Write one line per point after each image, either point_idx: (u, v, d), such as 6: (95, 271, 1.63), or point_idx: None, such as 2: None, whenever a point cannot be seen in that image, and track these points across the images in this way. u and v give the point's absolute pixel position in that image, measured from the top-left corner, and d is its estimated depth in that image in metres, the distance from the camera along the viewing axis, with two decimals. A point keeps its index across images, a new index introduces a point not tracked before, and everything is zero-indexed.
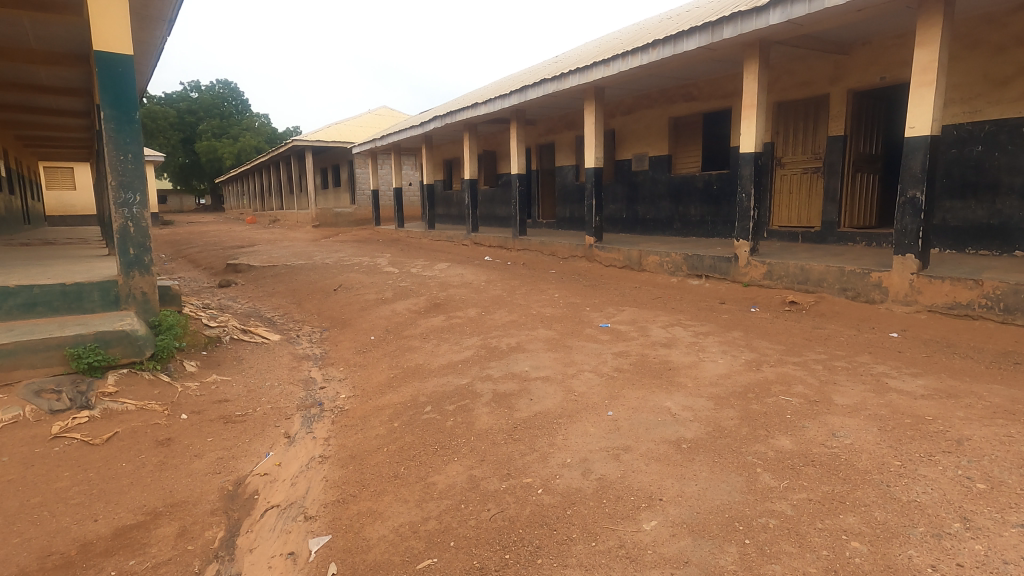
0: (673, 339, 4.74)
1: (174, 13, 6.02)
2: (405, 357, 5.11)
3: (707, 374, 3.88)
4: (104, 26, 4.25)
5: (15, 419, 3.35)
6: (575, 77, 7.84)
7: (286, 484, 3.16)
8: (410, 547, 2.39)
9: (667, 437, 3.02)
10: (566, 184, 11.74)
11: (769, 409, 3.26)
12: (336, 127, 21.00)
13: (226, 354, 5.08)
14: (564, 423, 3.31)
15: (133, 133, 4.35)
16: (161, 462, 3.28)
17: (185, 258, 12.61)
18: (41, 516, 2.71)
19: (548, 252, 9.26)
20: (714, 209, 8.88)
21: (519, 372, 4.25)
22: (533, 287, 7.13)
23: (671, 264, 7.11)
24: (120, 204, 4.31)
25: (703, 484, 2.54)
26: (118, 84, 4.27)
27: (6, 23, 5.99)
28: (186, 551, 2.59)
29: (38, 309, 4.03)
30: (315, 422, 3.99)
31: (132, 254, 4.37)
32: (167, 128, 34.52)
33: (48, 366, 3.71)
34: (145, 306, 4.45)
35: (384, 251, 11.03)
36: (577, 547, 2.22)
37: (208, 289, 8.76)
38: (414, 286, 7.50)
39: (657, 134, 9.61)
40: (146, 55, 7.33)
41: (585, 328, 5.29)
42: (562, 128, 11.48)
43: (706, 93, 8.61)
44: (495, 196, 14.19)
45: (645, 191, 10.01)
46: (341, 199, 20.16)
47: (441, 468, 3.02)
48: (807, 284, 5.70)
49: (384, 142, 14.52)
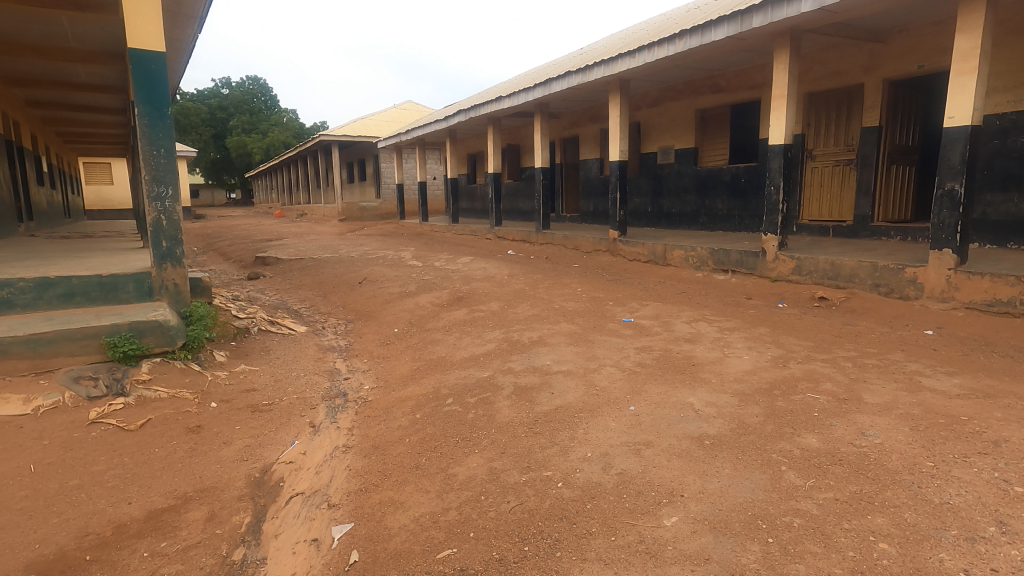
0: (698, 334, 4.68)
1: (206, 11, 6.16)
2: (427, 350, 5.15)
3: (732, 370, 3.82)
4: (138, 25, 4.36)
5: (55, 405, 3.49)
6: (600, 69, 7.75)
7: (311, 472, 3.22)
8: (430, 537, 2.41)
9: (690, 433, 2.98)
10: (591, 177, 11.64)
11: (796, 406, 3.19)
12: (363, 121, 21.24)
13: (255, 345, 5.20)
14: (585, 418, 3.30)
15: (165, 128, 4.47)
16: (191, 449, 3.37)
17: (216, 251, 12.92)
18: (79, 498, 2.82)
19: (572, 246, 9.23)
20: (741, 202, 8.72)
21: (541, 366, 4.25)
22: (556, 281, 7.11)
23: (696, 259, 7.00)
24: (153, 198, 4.44)
25: (726, 481, 2.50)
26: (150, 81, 4.38)
27: (45, 23, 6.20)
28: (215, 535, 2.66)
29: (77, 299, 4.16)
30: (339, 413, 4.06)
31: (165, 247, 4.50)
32: (199, 123, 35.51)
33: (85, 354, 3.83)
34: (177, 296, 4.59)
35: (408, 244, 11.13)
36: (596, 541, 2.21)
37: (238, 282, 8.96)
38: (437, 280, 7.56)
39: (683, 126, 9.45)
40: (178, 53, 7.51)
41: (609, 322, 5.25)
42: (586, 121, 11.38)
43: (733, 84, 8.43)
44: (519, 189, 14.15)
45: (670, 184, 9.87)
46: (366, 193, 20.42)
47: (461, 460, 3.04)
48: (838, 280, 5.55)
49: (409, 137, 14.60)
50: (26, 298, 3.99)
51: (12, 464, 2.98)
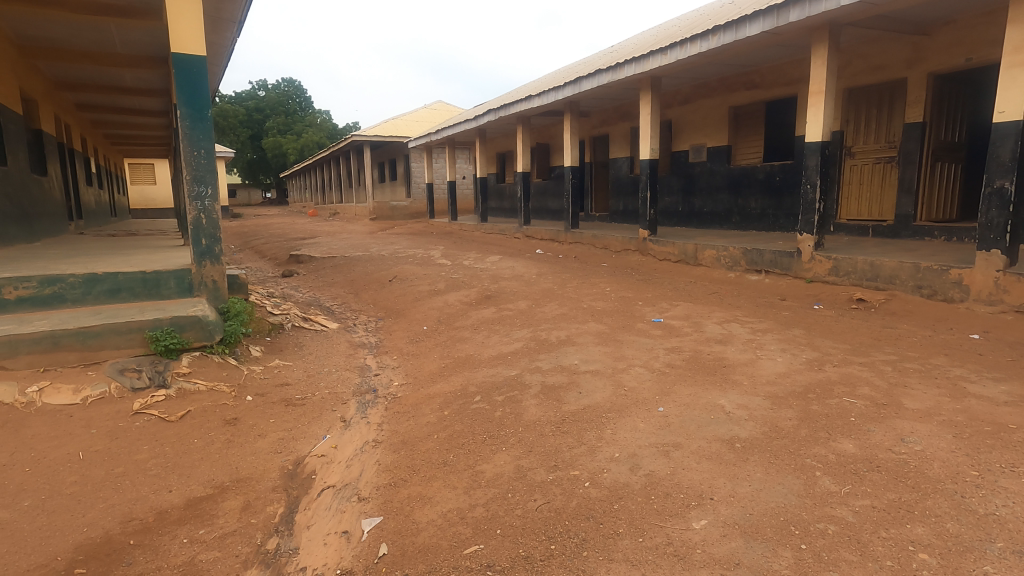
0: (729, 335, 4.59)
1: (245, 16, 6.34)
2: (455, 347, 5.20)
3: (764, 372, 3.74)
4: (180, 30, 4.52)
5: (101, 395, 3.64)
6: (630, 67, 7.67)
7: (342, 466, 3.29)
8: (458, 533, 2.44)
9: (720, 435, 2.93)
10: (620, 176, 11.54)
11: (832, 411, 3.10)
12: (394, 121, 21.52)
13: (289, 341, 5.33)
14: (613, 418, 3.27)
15: (205, 130, 4.62)
16: (228, 440, 3.48)
17: (252, 249, 13.28)
18: (123, 485, 2.94)
19: (601, 246, 9.15)
20: (775, 201, 8.52)
21: (568, 365, 4.24)
22: (585, 280, 7.09)
23: (729, 259, 6.87)
24: (193, 197, 4.59)
25: (757, 485, 2.45)
26: (192, 84, 4.53)
27: (94, 29, 6.47)
28: (250, 524, 2.75)
29: (122, 295, 4.34)
30: (370, 408, 4.13)
31: (204, 245, 4.65)
32: (237, 125, 36.57)
33: (130, 347, 3.98)
34: (216, 293, 4.74)
35: (438, 243, 11.24)
36: (623, 542, 2.20)
37: (273, 279, 9.20)
38: (465, 278, 7.61)
39: (717, 123, 9.28)
40: (218, 57, 7.75)
41: (638, 322, 5.20)
42: (616, 119, 11.30)
43: (769, 80, 8.23)
44: (548, 188, 14.13)
45: (702, 183, 9.72)
46: (397, 192, 20.69)
47: (489, 457, 3.06)
48: (877, 281, 5.37)
49: (439, 137, 14.73)
50: (76, 293, 4.18)
51: (63, 451, 3.13)
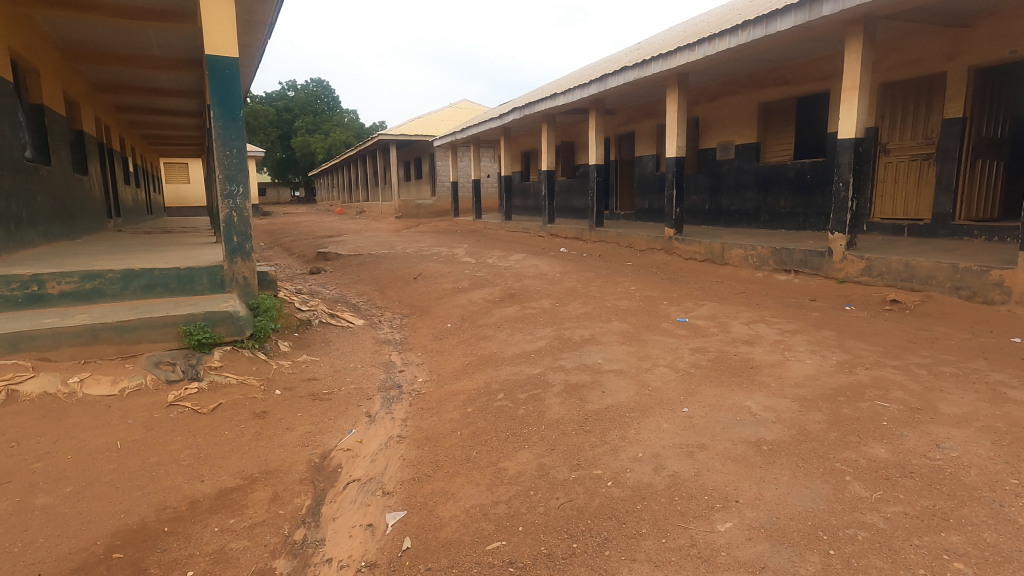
0: (756, 336, 4.51)
1: (276, 18, 6.47)
2: (479, 345, 5.23)
3: (793, 374, 3.67)
4: (214, 32, 4.64)
5: (138, 387, 3.76)
6: (657, 63, 7.59)
7: (367, 460, 3.34)
8: (480, 529, 2.46)
9: (746, 437, 2.89)
10: (646, 174, 11.44)
11: (863, 414, 3.03)
12: (420, 120, 21.70)
13: (316, 336, 5.43)
14: (637, 418, 3.26)
15: (238, 130, 4.73)
16: (257, 433, 3.57)
17: (280, 247, 13.55)
18: (158, 474, 3.04)
19: (626, 245, 9.08)
20: (806, 199, 8.33)
21: (592, 364, 4.22)
22: (609, 279, 7.05)
23: (757, 258, 6.75)
24: (226, 195, 4.71)
25: (784, 489, 2.41)
26: (225, 85, 4.65)
27: (132, 32, 6.66)
28: (278, 515, 2.81)
29: (157, 290, 4.48)
30: (394, 404, 4.18)
31: (235, 242, 4.78)
32: (267, 125, 37.36)
33: (165, 341, 4.10)
34: (246, 289, 4.87)
35: (462, 241, 11.31)
36: (646, 542, 2.18)
37: (301, 276, 9.37)
38: (489, 276, 7.64)
39: (745, 120, 9.11)
40: (249, 59, 7.93)
41: (663, 322, 5.16)
42: (642, 117, 11.21)
43: (800, 76, 8.05)
44: (573, 186, 14.08)
45: (730, 181, 9.56)
46: (422, 191, 20.86)
47: (512, 454, 3.07)
48: (912, 282, 5.22)
49: (464, 135, 14.79)
50: (114, 288, 4.33)
51: (102, 441, 3.25)
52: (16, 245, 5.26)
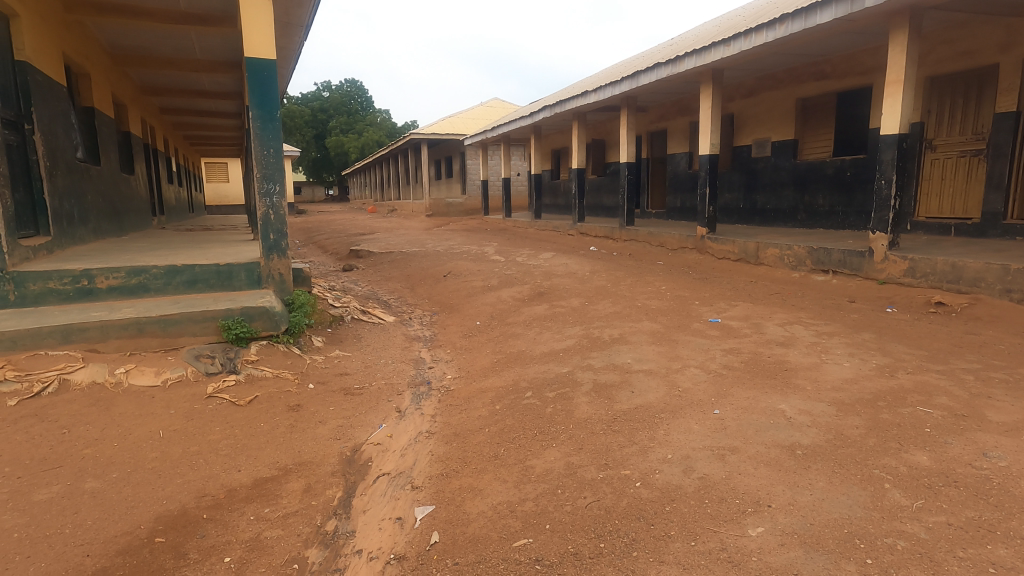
0: (792, 338, 4.40)
1: (312, 20, 6.61)
2: (507, 343, 5.24)
3: (830, 377, 3.57)
4: (254, 35, 4.78)
5: (179, 378, 3.89)
6: (691, 59, 7.46)
7: (396, 454, 3.40)
8: (507, 525, 2.47)
9: (780, 441, 2.82)
10: (678, 172, 11.27)
11: (904, 420, 2.92)
12: (451, 119, 21.87)
13: (348, 332, 5.53)
14: (666, 419, 3.22)
15: (275, 130, 4.86)
16: (291, 425, 3.67)
17: (314, 244, 13.85)
18: (198, 463, 3.15)
19: (657, 244, 8.96)
20: (846, 198, 8.07)
21: (621, 364, 4.19)
22: (639, 278, 6.97)
23: (793, 258, 6.58)
24: (263, 193, 4.83)
25: (820, 495, 2.35)
26: (263, 87, 4.78)
27: (176, 36, 6.90)
28: (310, 505, 2.88)
29: (198, 285, 4.64)
30: (423, 400, 4.24)
31: (272, 239, 4.91)
32: (303, 125, 38.22)
33: (205, 334, 4.25)
34: (282, 285, 5.00)
35: (492, 239, 11.35)
36: (674, 544, 2.16)
37: (334, 273, 9.57)
38: (518, 275, 7.66)
39: (783, 117, 8.88)
40: (286, 61, 8.14)
41: (694, 322, 5.08)
42: (675, 114, 11.05)
43: (841, 70, 7.80)
44: (603, 184, 13.98)
45: (765, 179, 9.34)
46: (452, 189, 21.02)
47: (539, 452, 3.08)
48: (959, 284, 5.01)
49: (494, 134, 14.83)
50: (158, 283, 4.50)
51: (146, 429, 3.38)
52: (68, 241, 5.51)
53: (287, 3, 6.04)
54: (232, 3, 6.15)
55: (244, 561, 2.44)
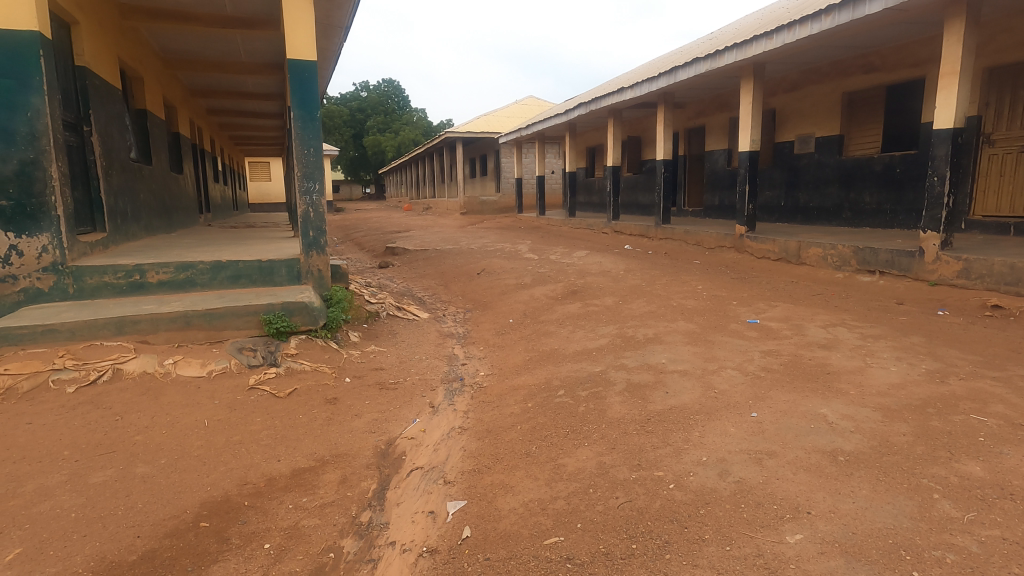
0: (835, 340, 4.25)
1: (351, 22, 6.74)
2: (540, 341, 5.24)
3: (875, 382, 3.43)
4: (295, 37, 4.91)
5: (223, 369, 4.04)
6: (731, 54, 7.28)
7: (429, 449, 3.44)
8: (538, 523, 2.47)
9: (821, 447, 2.73)
10: (717, 169, 11.02)
11: (956, 428, 2.79)
12: (486, 117, 21.97)
13: (383, 328, 5.63)
14: (702, 420, 3.16)
15: (315, 129, 4.98)
16: (328, 417, 3.76)
17: (352, 241, 14.13)
18: (239, 452, 3.27)
19: (693, 242, 8.79)
20: (894, 195, 7.75)
21: (655, 364, 4.13)
22: (675, 277, 6.86)
23: (837, 258, 6.36)
24: (303, 192, 4.96)
25: (863, 503, 2.26)
26: (304, 87, 4.91)
27: (222, 39, 7.14)
28: (346, 496, 2.95)
29: (241, 280, 4.80)
30: (456, 396, 4.28)
31: (311, 236, 5.04)
32: (341, 125, 39.05)
33: (248, 328, 4.39)
34: (321, 281, 5.13)
35: (525, 237, 11.36)
36: (709, 548, 2.12)
37: (371, 270, 9.75)
38: (552, 273, 7.64)
39: (828, 111, 8.58)
40: (326, 62, 8.33)
41: (731, 322, 4.96)
42: (714, 110, 10.81)
43: (891, 62, 7.48)
44: (639, 182, 13.80)
45: (808, 176, 9.04)
46: (487, 187, 21.12)
47: (571, 451, 3.07)
48: (1019, 286, 4.74)
49: (528, 131, 14.81)
50: (204, 278, 4.68)
51: (192, 418, 3.52)
52: (122, 237, 5.78)
53: (327, 5, 6.17)
54: (275, 6, 6.32)
55: (283, 548, 2.51)
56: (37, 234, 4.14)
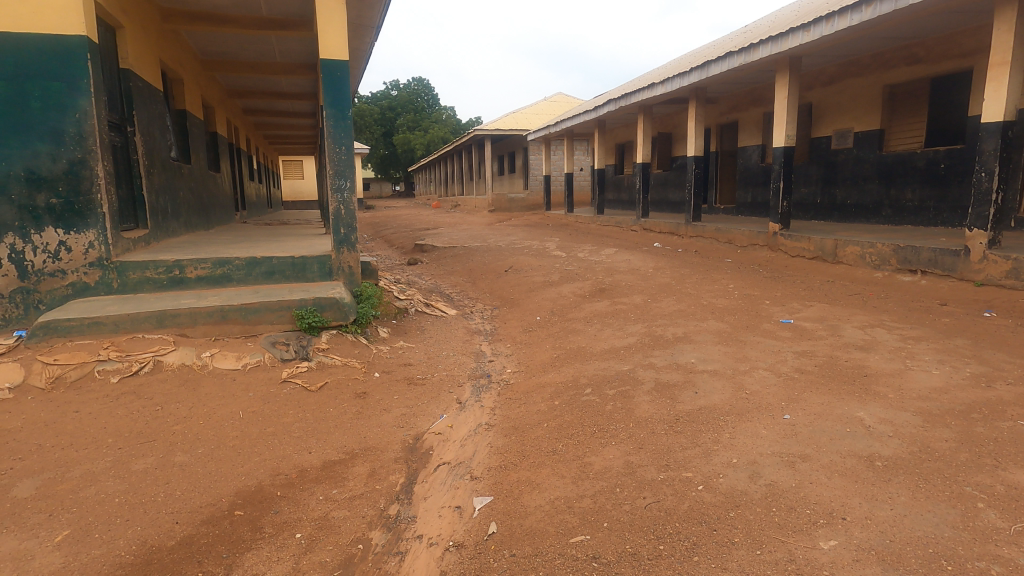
0: (873, 342, 4.11)
1: (381, 21, 6.82)
2: (567, 339, 5.22)
3: (916, 386, 3.31)
4: (328, 37, 4.99)
5: (257, 363, 4.14)
6: (767, 47, 7.10)
7: (457, 444, 3.47)
8: (564, 521, 2.47)
9: (857, 451, 2.65)
10: (750, 165, 10.78)
11: (1002, 435, 2.68)
12: (514, 115, 21.96)
13: (412, 324, 5.69)
14: (732, 421, 3.10)
15: (347, 128, 5.06)
16: (358, 411, 3.83)
17: (382, 238, 14.32)
18: (272, 443, 3.35)
19: (725, 240, 8.63)
20: (938, 191, 7.45)
21: (684, 363, 4.07)
22: (706, 275, 6.74)
23: (876, 257, 6.16)
24: (335, 189, 5.05)
25: (901, 510, 2.19)
26: (336, 87, 4.99)
27: (258, 40, 7.31)
28: (375, 489, 3.00)
29: (275, 276, 4.92)
30: (483, 392, 4.30)
31: (342, 233, 5.13)
32: (372, 123, 39.61)
33: (281, 323, 4.50)
34: (351, 278, 5.22)
35: (553, 235, 11.33)
36: (738, 552, 2.09)
37: (400, 266, 9.87)
38: (580, 270, 7.59)
39: (868, 105, 8.29)
40: (358, 61, 8.45)
41: (764, 322, 4.85)
42: (748, 105, 10.58)
43: (937, 53, 7.19)
44: (669, 179, 13.61)
45: (846, 172, 8.77)
46: (515, 185, 21.12)
47: (598, 450, 3.05)
48: None
49: (557, 128, 14.74)
50: (240, 274, 4.80)
51: (228, 410, 3.63)
52: (163, 234, 5.98)
53: (359, 5, 6.26)
54: (309, 7, 6.45)
55: (313, 538, 2.57)
56: (84, 230, 4.32)
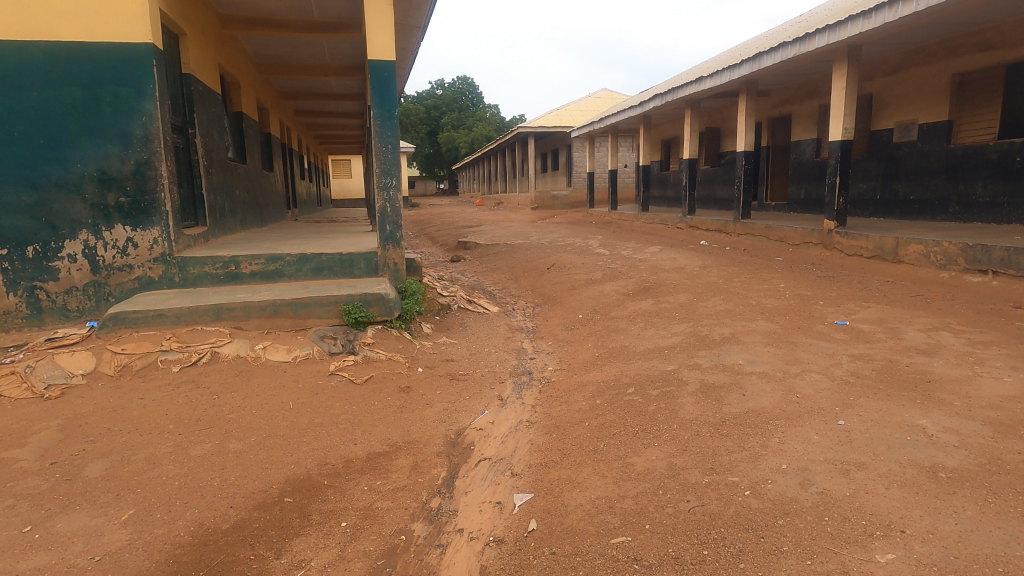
0: (937, 346, 3.88)
1: (427, 21, 6.91)
2: (610, 338, 5.16)
3: (985, 394, 3.10)
4: (375, 38, 5.10)
5: (307, 355, 4.28)
6: (823, 36, 6.79)
7: (497, 441, 3.49)
8: (605, 521, 2.45)
9: (918, 461, 2.51)
10: (804, 160, 10.35)
11: None
12: (558, 112, 21.85)
13: (454, 320, 5.76)
14: (782, 426, 2.99)
15: (393, 126, 5.15)
16: (401, 405, 3.91)
17: (426, 236, 14.53)
18: (320, 434, 3.46)
19: (776, 237, 8.33)
20: (1013, 186, 6.95)
21: (731, 365, 3.96)
22: (755, 274, 6.53)
23: (941, 256, 5.81)
24: (381, 187, 5.15)
25: (966, 525, 2.06)
26: (384, 87, 5.09)
27: (309, 43, 7.53)
28: (417, 482, 3.05)
29: (324, 272, 5.08)
30: (524, 389, 4.31)
31: (388, 230, 5.23)
32: (417, 123, 40.24)
33: (329, 317, 4.64)
34: (396, 274, 5.32)
35: (597, 232, 11.22)
36: (787, 561, 2.01)
37: (443, 264, 9.98)
38: (623, 269, 7.48)
39: (935, 94, 7.82)
40: (404, 61, 8.60)
41: (817, 324, 4.65)
42: (802, 97, 10.16)
43: (1013, 38, 6.71)
44: (717, 174, 13.24)
45: (910, 166, 8.30)
46: (558, 182, 21.02)
47: (641, 450, 3.01)
48: None
49: (602, 125, 14.58)
50: (291, 269, 4.98)
51: (279, 400, 3.77)
52: (220, 231, 6.27)
53: (406, 5, 6.36)
54: (358, 9, 6.60)
55: (358, 527, 2.64)
56: (149, 227, 4.58)
